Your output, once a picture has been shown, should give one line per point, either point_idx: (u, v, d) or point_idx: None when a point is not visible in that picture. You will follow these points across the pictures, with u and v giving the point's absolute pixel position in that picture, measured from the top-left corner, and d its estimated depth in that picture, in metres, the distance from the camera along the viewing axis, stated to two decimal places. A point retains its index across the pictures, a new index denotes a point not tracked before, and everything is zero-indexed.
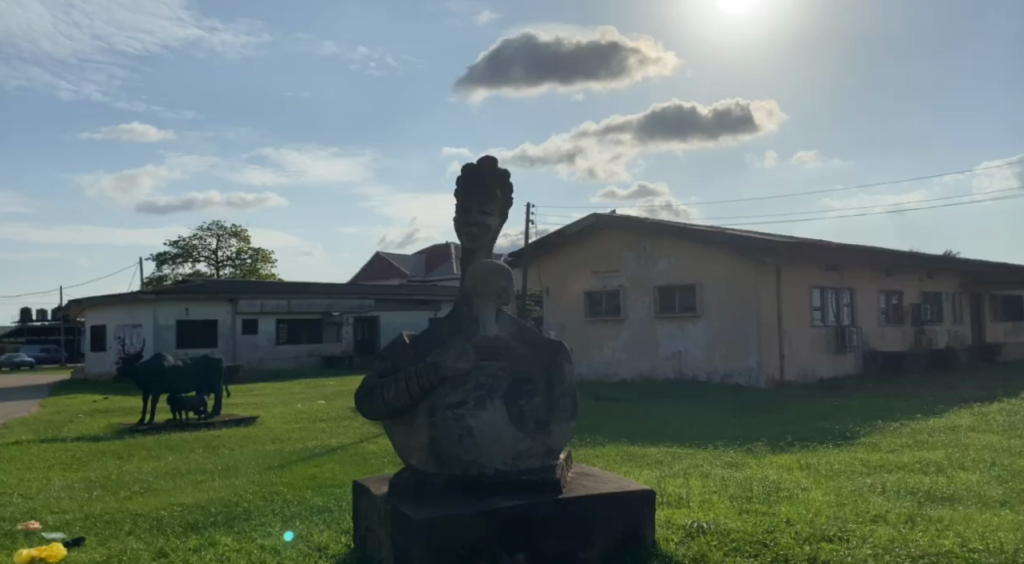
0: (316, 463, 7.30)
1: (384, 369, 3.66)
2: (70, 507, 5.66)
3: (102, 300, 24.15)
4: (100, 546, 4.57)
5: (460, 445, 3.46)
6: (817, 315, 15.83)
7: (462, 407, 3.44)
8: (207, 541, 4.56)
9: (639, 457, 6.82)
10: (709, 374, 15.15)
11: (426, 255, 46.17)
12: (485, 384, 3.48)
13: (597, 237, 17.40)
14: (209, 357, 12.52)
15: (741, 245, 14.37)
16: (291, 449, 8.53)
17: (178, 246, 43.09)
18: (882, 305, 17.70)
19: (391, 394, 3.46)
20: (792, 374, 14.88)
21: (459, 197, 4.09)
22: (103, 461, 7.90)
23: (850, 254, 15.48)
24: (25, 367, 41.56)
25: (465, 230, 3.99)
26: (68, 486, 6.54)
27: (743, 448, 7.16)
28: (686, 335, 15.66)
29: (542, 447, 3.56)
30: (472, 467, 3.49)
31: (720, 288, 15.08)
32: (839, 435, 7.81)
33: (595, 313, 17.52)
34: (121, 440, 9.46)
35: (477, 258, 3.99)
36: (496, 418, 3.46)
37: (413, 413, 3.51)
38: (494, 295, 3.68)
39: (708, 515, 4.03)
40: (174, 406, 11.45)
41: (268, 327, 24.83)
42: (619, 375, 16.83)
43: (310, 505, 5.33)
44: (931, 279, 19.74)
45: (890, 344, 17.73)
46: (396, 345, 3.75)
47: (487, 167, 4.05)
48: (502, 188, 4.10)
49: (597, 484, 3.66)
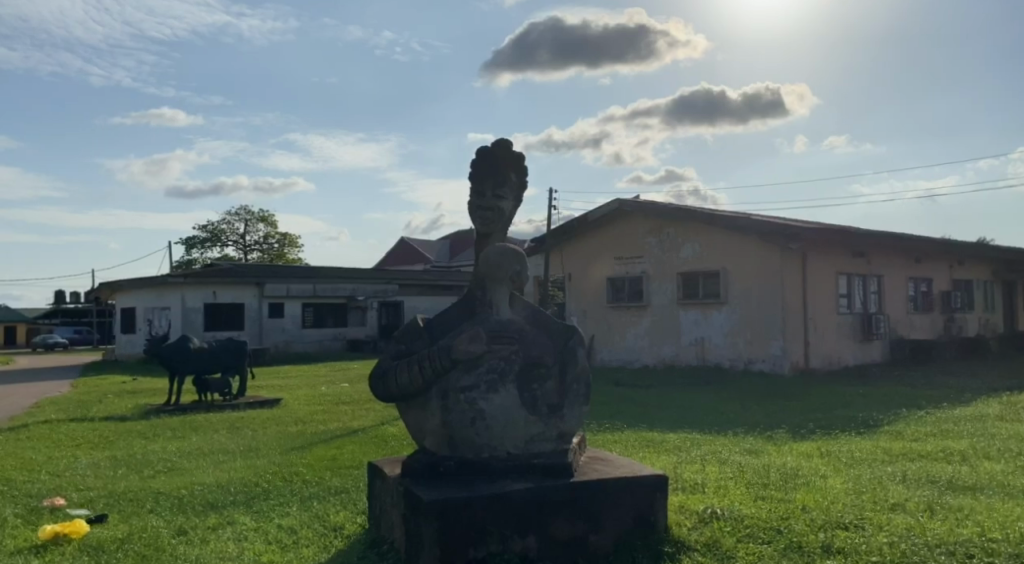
0: (337, 445, 7.37)
1: (398, 352, 3.68)
2: (95, 484, 5.77)
3: (132, 283, 24.54)
4: (122, 524, 4.64)
5: (472, 428, 3.48)
6: (844, 303, 15.63)
7: (475, 390, 3.46)
8: (225, 520, 4.62)
9: (657, 443, 6.79)
10: (733, 361, 15.05)
11: (450, 241, 46.28)
12: (497, 368, 3.49)
13: (620, 223, 17.30)
14: (234, 339, 12.68)
15: (766, 230, 14.22)
16: (313, 431, 8.61)
17: (207, 230, 43.58)
18: (910, 293, 17.45)
19: (404, 377, 3.48)
20: (817, 362, 14.74)
21: (471, 181, 4.05)
22: (129, 441, 8.02)
23: (878, 241, 15.24)
24: (59, 348, 42.39)
25: (478, 214, 3.94)
26: (94, 464, 6.66)
27: (763, 435, 7.10)
28: (709, 322, 15.57)
29: (554, 431, 3.55)
30: (484, 451, 3.50)
31: (744, 274, 14.95)
32: (863, 423, 7.73)
33: (617, 299, 17.45)
34: (148, 421, 9.62)
35: (491, 242, 3.94)
36: (507, 402, 3.48)
37: (426, 396, 3.52)
38: (506, 280, 3.68)
39: (722, 501, 3.98)
40: (200, 387, 11.59)
41: (294, 310, 25.04)
42: (641, 362, 16.79)
43: (329, 486, 5.38)
44: (962, 266, 19.39)
45: (918, 332, 17.48)
46: (410, 328, 3.77)
47: (501, 150, 3.98)
48: (516, 170, 4.04)
49: (610, 468, 3.64)
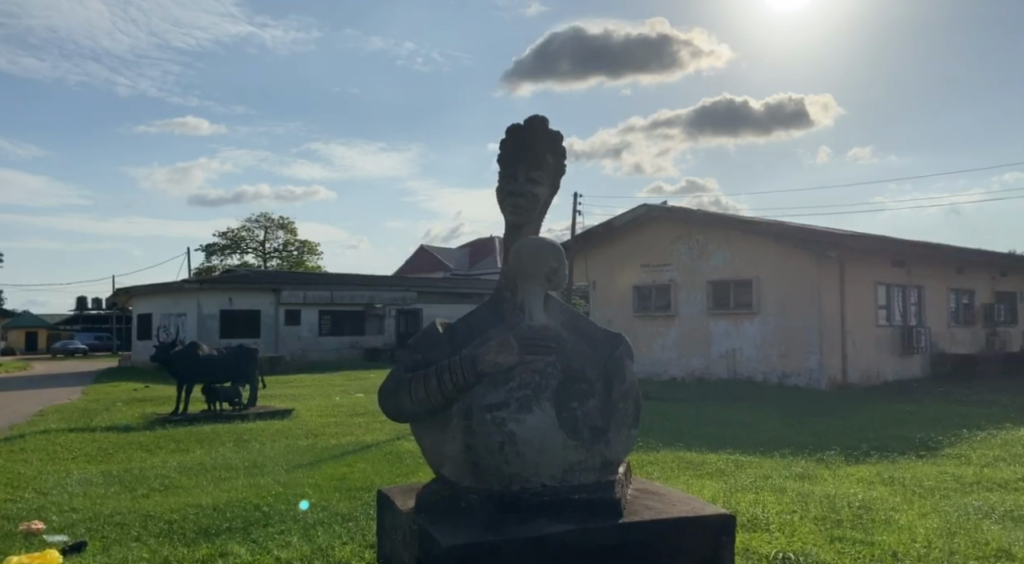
0: (350, 462, 6.83)
1: (413, 362, 3.14)
2: (81, 504, 5.25)
3: (148, 289, 24.21)
4: (101, 554, 4.11)
5: (500, 455, 2.91)
6: (883, 315, 14.91)
7: (504, 410, 2.90)
8: (218, 551, 4.07)
9: (698, 465, 6.23)
10: (766, 375, 14.38)
11: (470, 249, 45.78)
12: (531, 383, 2.93)
13: (646, 229, 16.70)
14: (245, 346, 12.20)
15: (802, 236, 13.55)
16: (324, 445, 8.08)
17: (227, 237, 43.40)
18: (951, 305, 16.68)
19: (420, 393, 2.96)
20: (855, 376, 14.04)
21: (499, 165, 3.45)
22: (129, 454, 7.52)
23: (920, 249, 14.52)
24: (79, 354, 42.26)
25: (508, 200, 3.36)
26: (86, 480, 6.15)
27: (813, 458, 6.50)
28: (741, 333, 14.91)
29: (598, 459, 2.97)
30: (514, 481, 2.93)
31: (778, 284, 14.29)
32: (921, 445, 7.08)
33: (644, 308, 16.83)
34: (153, 432, 9.13)
35: (522, 235, 3.35)
36: (544, 424, 2.91)
37: (447, 414, 2.98)
38: (541, 279, 3.12)
39: (796, 544, 3.38)
40: (209, 396, 11.11)
41: (311, 318, 24.64)
42: (669, 374, 16.15)
43: (335, 512, 4.81)
44: (1004, 277, 18.55)
45: (959, 346, 16.71)
46: (428, 334, 3.22)
47: (535, 128, 3.38)
48: (553, 151, 3.44)
49: (666, 504, 3.04)
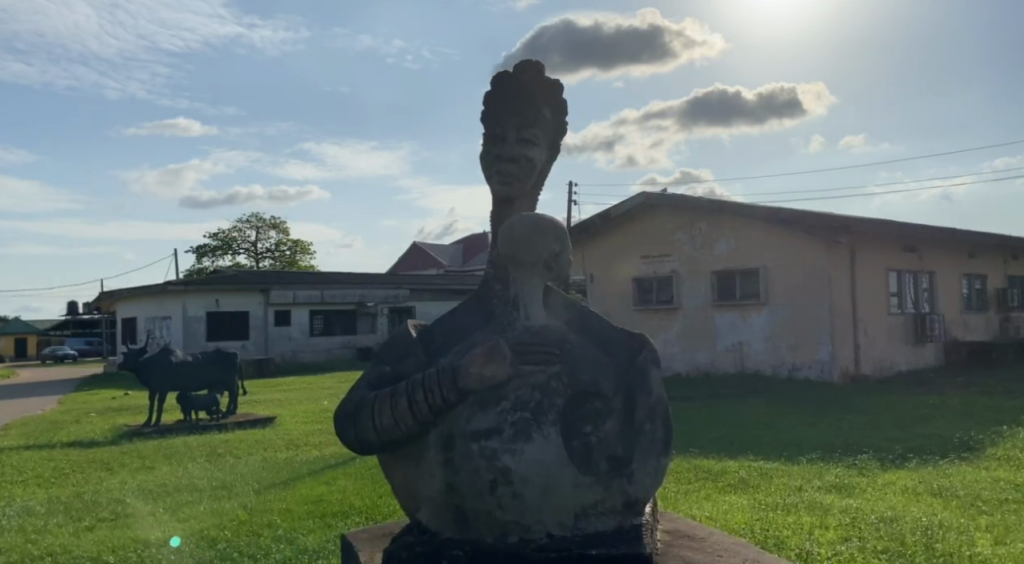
0: (327, 479, 6.12)
1: (379, 377, 2.43)
2: (12, 543, 4.52)
3: (133, 293, 23.43)
4: None
5: (491, 497, 2.22)
6: (895, 302, 14.26)
7: (495, 438, 2.20)
8: None
9: (717, 475, 5.54)
10: (775, 369, 13.74)
11: (464, 245, 45.00)
12: (529, 403, 2.23)
13: (645, 218, 16.04)
14: (223, 350, 11.45)
15: (811, 221, 12.85)
16: (303, 459, 7.36)
17: (218, 238, 42.63)
18: (963, 290, 16.04)
19: (385, 418, 2.26)
20: (868, 367, 13.41)
21: (483, 121, 2.76)
22: (85, 474, 6.80)
23: (933, 232, 13.89)
24: (68, 361, 41.49)
25: (495, 167, 2.66)
26: (26, 510, 5.42)
27: (846, 463, 5.84)
28: (748, 325, 14.24)
29: (619, 499, 2.27)
30: (512, 531, 2.24)
31: (786, 272, 13.62)
32: (961, 446, 6.39)
33: (645, 301, 16.15)
34: (119, 447, 8.40)
35: (514, 212, 2.69)
36: (547, 456, 2.20)
37: (421, 445, 2.30)
38: (539, 266, 2.40)
39: None
40: (185, 405, 10.39)
41: (301, 318, 23.93)
42: (672, 369, 15.48)
43: (302, 548, 4.10)
44: (1017, 260, 17.90)
45: (972, 333, 16.09)
46: (399, 341, 2.53)
47: (527, 75, 2.66)
48: (551, 105, 2.75)
49: (709, 555, 2.35)
